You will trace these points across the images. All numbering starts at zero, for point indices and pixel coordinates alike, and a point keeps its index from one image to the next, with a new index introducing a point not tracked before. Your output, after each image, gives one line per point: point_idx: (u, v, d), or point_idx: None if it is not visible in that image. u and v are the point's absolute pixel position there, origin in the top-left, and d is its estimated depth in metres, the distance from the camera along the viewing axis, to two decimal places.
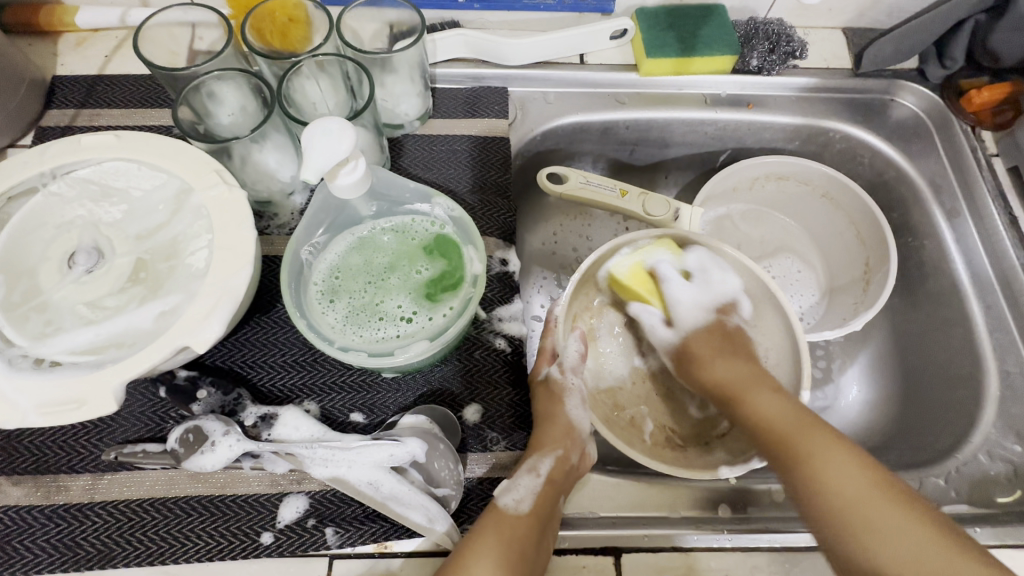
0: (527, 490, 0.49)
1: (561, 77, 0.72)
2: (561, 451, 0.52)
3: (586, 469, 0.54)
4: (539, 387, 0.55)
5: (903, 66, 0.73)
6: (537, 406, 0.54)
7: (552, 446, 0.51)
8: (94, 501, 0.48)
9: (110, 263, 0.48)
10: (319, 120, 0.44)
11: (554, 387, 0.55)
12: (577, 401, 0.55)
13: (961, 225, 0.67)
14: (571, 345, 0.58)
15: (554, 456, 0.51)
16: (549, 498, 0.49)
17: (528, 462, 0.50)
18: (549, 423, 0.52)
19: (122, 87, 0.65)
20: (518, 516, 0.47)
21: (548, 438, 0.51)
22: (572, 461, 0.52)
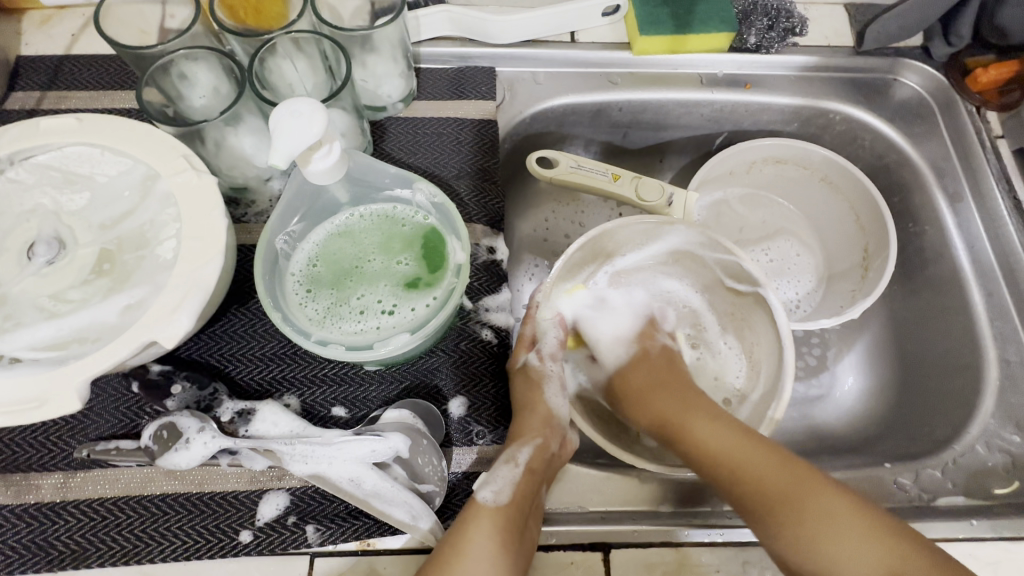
0: (505, 481, 0.49)
1: (551, 56, 0.69)
2: (540, 440, 0.52)
3: (568, 456, 0.54)
4: (518, 374, 0.56)
5: (908, 43, 0.70)
6: (516, 393, 0.55)
7: (531, 435, 0.51)
8: (65, 500, 0.47)
9: (72, 254, 0.46)
10: (288, 101, 0.42)
11: (532, 373, 0.56)
12: (552, 389, 0.57)
13: (964, 210, 0.65)
14: (552, 330, 0.60)
15: (534, 444, 0.51)
16: (529, 487, 0.49)
17: (505, 453, 0.49)
18: (528, 411, 0.53)
19: (89, 68, 0.62)
20: (499, 508, 0.47)
21: (528, 426, 0.52)
22: (552, 449, 0.52)
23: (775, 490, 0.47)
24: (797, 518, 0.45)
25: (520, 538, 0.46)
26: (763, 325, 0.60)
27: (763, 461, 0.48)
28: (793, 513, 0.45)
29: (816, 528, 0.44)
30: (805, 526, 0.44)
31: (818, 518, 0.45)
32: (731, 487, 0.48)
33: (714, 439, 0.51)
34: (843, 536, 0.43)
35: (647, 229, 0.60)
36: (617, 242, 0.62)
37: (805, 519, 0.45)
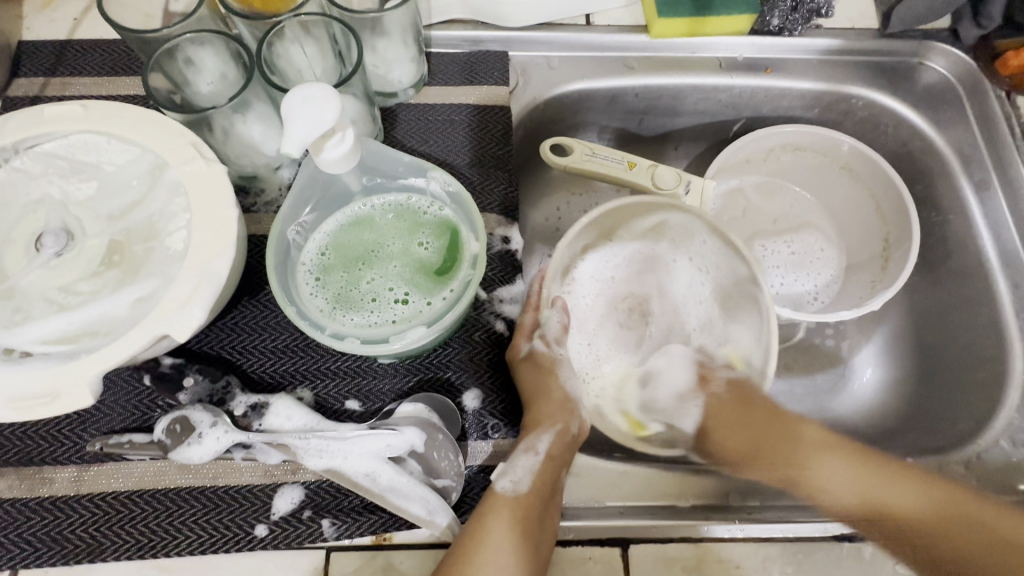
0: (524, 471, 0.48)
1: (565, 40, 0.67)
2: (559, 425, 0.51)
3: (583, 440, 0.54)
4: (522, 364, 0.53)
5: (935, 25, 0.68)
6: (525, 382, 0.52)
7: (549, 422, 0.50)
8: (79, 493, 0.46)
9: (81, 245, 0.45)
10: (302, 86, 0.40)
11: (539, 360, 0.53)
12: (568, 371, 0.56)
13: (992, 199, 0.63)
14: (553, 317, 0.57)
15: (553, 431, 0.50)
16: (548, 476, 0.48)
17: (525, 441, 0.49)
18: (545, 399, 0.51)
19: (93, 52, 0.60)
20: (519, 498, 0.46)
21: (546, 414, 0.51)
22: (571, 433, 0.52)
23: (829, 477, 0.50)
24: (828, 478, 0.50)
25: (539, 528, 0.45)
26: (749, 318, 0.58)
27: (783, 425, 0.53)
28: (819, 461, 0.51)
29: (836, 480, 0.50)
30: (869, 513, 0.48)
31: (836, 472, 0.50)
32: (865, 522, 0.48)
33: (757, 420, 0.54)
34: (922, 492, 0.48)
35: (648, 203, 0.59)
36: (612, 219, 0.60)
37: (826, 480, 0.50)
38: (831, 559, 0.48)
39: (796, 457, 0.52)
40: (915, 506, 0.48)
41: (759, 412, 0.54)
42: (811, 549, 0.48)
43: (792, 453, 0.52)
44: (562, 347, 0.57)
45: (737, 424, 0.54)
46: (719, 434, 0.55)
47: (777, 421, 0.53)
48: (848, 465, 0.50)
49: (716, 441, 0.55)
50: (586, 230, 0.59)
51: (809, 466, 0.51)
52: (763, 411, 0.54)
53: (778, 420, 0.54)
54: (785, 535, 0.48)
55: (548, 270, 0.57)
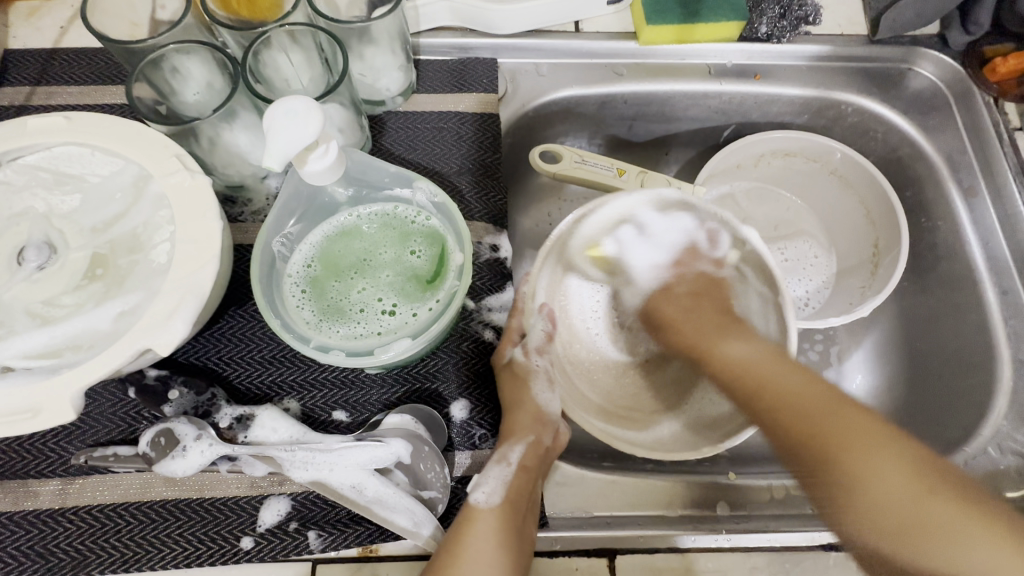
0: (497, 481, 0.48)
1: (555, 47, 0.67)
2: (533, 437, 0.50)
3: (559, 450, 0.53)
4: (503, 373, 0.53)
5: (924, 31, 0.68)
6: (503, 392, 0.52)
7: (522, 432, 0.49)
8: (64, 507, 0.46)
9: (65, 259, 0.45)
10: (283, 100, 0.40)
11: (518, 369, 0.53)
12: (542, 384, 0.53)
13: (980, 206, 0.63)
14: (538, 324, 0.55)
15: (525, 442, 0.49)
16: (522, 484, 0.48)
17: (498, 452, 0.48)
18: (519, 409, 0.50)
19: (79, 62, 0.60)
20: (495, 509, 0.46)
21: (519, 425, 0.50)
22: (545, 444, 0.51)
23: (842, 442, 0.42)
24: (882, 478, 0.40)
25: (519, 538, 0.45)
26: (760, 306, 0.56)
27: (901, 468, 0.41)
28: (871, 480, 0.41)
29: (886, 491, 0.40)
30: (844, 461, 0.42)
31: (890, 478, 0.40)
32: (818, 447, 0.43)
33: (813, 393, 0.45)
34: (955, 525, 0.38)
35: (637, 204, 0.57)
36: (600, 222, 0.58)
37: (828, 441, 0.43)
38: (819, 568, 0.48)
39: (839, 436, 0.43)
40: (884, 484, 0.40)
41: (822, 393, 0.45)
42: (799, 558, 0.48)
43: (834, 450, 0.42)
44: (542, 357, 0.55)
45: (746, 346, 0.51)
46: (779, 391, 0.46)
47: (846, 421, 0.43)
48: (878, 447, 0.42)
49: (788, 426, 0.45)
50: (594, 227, 0.58)
51: (782, 399, 0.46)
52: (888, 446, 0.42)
53: (837, 412, 0.44)
54: (771, 544, 0.48)
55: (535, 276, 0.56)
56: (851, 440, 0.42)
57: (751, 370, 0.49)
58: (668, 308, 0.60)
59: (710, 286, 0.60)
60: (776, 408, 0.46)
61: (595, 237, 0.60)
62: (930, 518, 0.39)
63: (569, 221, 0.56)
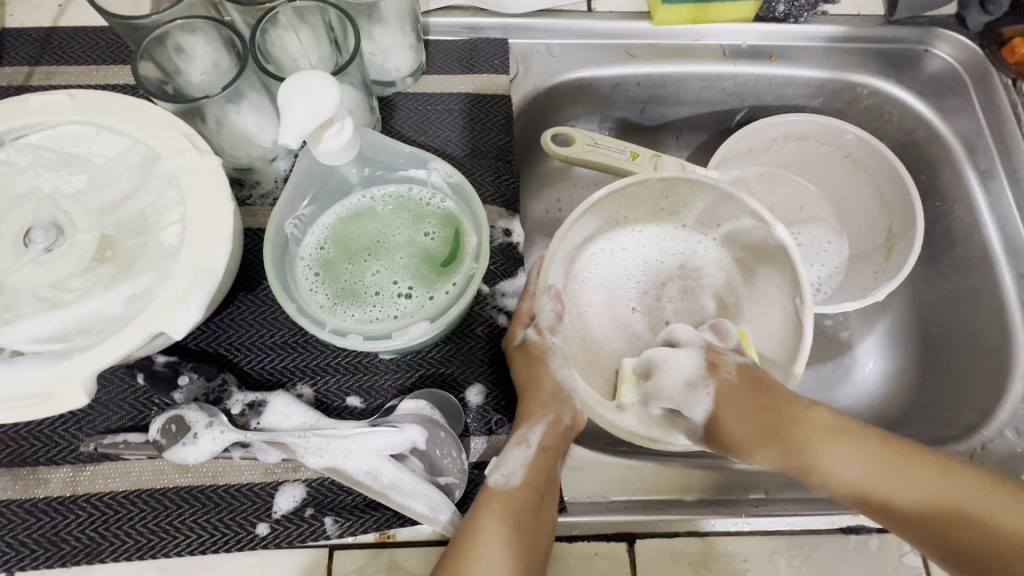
0: (517, 463, 0.47)
1: (566, 27, 0.66)
2: (552, 416, 0.50)
3: (578, 431, 0.52)
4: (516, 353, 0.52)
5: (941, 12, 0.67)
6: (520, 373, 0.51)
7: (541, 413, 0.49)
8: (76, 494, 0.45)
9: (71, 240, 0.43)
10: (297, 74, 0.39)
11: (534, 350, 0.51)
12: (560, 360, 0.52)
13: (997, 188, 0.63)
14: (548, 305, 0.52)
15: (545, 422, 0.49)
16: (542, 466, 0.47)
17: (517, 434, 0.48)
18: (538, 390, 0.50)
19: (79, 41, 0.58)
20: (512, 490, 0.46)
21: (537, 406, 0.49)
22: (565, 423, 0.50)
23: (804, 428, 0.47)
24: (839, 453, 0.45)
25: (536, 519, 0.44)
26: (772, 283, 0.57)
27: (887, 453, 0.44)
28: (825, 454, 0.45)
29: (847, 474, 0.44)
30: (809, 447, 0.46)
31: (849, 455, 0.45)
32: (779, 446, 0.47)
33: (754, 395, 0.49)
34: (894, 466, 0.43)
35: (666, 185, 0.57)
36: (627, 199, 0.58)
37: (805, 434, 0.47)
38: (839, 551, 0.47)
39: (804, 431, 0.47)
40: (852, 467, 0.44)
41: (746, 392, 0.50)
42: (818, 541, 0.48)
43: (802, 442, 0.47)
44: (557, 336, 0.52)
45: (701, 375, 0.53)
46: (737, 405, 0.49)
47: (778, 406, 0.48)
48: (881, 451, 0.44)
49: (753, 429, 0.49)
50: (612, 207, 0.58)
51: (817, 450, 0.46)
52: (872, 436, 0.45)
53: (778, 400, 0.48)
54: (791, 527, 0.48)
55: (550, 255, 0.53)
56: (810, 439, 0.46)
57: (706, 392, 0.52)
58: (727, 413, 0.50)
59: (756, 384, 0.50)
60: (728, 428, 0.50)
61: (615, 215, 0.59)
62: (908, 469, 0.43)
63: (598, 197, 0.55)
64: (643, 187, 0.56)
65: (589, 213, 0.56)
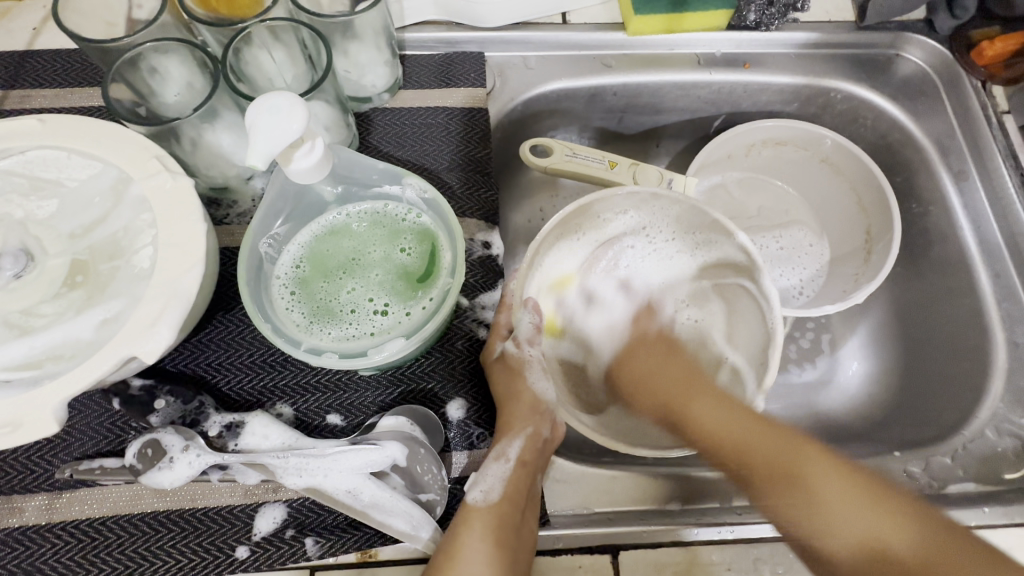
0: (496, 479, 0.47)
1: (541, 39, 0.66)
2: (531, 429, 0.50)
3: (556, 444, 0.52)
4: (495, 366, 0.51)
5: (910, 17, 0.68)
6: (498, 386, 0.51)
7: (521, 426, 0.49)
8: (52, 522, 0.45)
9: (42, 266, 0.43)
10: (267, 95, 0.39)
11: (511, 362, 0.51)
12: (537, 373, 0.53)
13: (970, 190, 0.63)
14: (526, 318, 0.54)
15: (523, 436, 0.49)
16: (521, 481, 0.47)
17: (496, 449, 0.48)
18: (515, 402, 0.50)
19: (53, 64, 0.58)
20: (492, 506, 0.45)
21: (517, 418, 0.49)
22: (544, 437, 0.50)
23: (803, 463, 0.44)
24: (835, 514, 0.41)
25: (516, 535, 0.44)
26: (745, 297, 0.58)
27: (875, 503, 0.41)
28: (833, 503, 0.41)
29: (840, 520, 0.40)
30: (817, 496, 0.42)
31: (841, 503, 0.41)
32: (763, 480, 0.44)
33: (736, 424, 0.47)
34: (868, 515, 0.40)
35: (637, 197, 0.58)
36: (598, 215, 0.59)
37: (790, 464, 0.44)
38: None
39: (765, 450, 0.45)
40: (836, 511, 0.41)
41: (826, 463, 0.43)
42: None
43: (796, 478, 0.43)
44: (535, 347, 0.54)
45: (715, 413, 0.49)
46: (757, 451, 0.45)
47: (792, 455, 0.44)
48: (842, 478, 0.42)
49: (747, 462, 0.45)
50: (586, 220, 0.59)
51: (800, 473, 0.43)
52: (780, 433, 0.46)
53: (782, 439, 0.45)
54: (775, 535, 0.48)
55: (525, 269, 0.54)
56: (798, 465, 0.44)
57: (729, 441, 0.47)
58: (635, 362, 0.57)
59: (668, 341, 0.59)
60: (745, 449, 0.46)
61: (587, 227, 0.60)
62: (862, 501, 0.41)
63: (567, 212, 0.56)
64: (612, 202, 0.57)
65: (561, 227, 0.57)
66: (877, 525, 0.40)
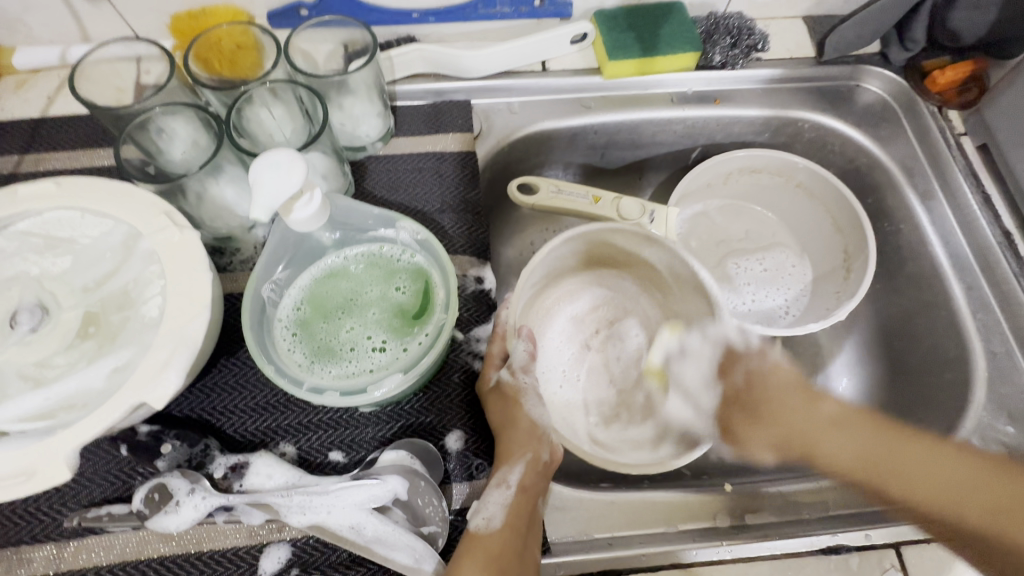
0: (497, 505, 0.48)
1: (523, 86, 0.71)
2: (530, 454, 0.51)
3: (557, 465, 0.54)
4: (489, 395, 0.54)
5: (866, 51, 0.73)
6: (492, 414, 0.53)
7: (519, 453, 0.50)
8: (60, 571, 0.45)
9: (56, 319, 0.45)
10: (268, 152, 0.42)
11: (506, 391, 0.54)
12: (533, 400, 0.56)
13: (937, 207, 0.67)
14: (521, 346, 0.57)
15: (524, 462, 0.50)
16: (522, 506, 0.48)
17: (496, 476, 0.49)
18: (512, 428, 0.52)
19: (66, 128, 0.62)
20: (494, 534, 0.46)
21: (515, 445, 0.51)
22: (544, 460, 0.52)
23: (884, 472, 0.52)
24: (939, 472, 0.50)
25: (520, 560, 0.45)
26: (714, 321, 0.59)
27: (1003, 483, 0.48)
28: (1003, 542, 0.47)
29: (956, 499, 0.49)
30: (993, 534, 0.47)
31: (941, 467, 0.50)
32: (873, 491, 0.53)
33: (847, 442, 0.55)
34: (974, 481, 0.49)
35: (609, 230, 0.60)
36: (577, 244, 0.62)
37: (909, 483, 0.51)
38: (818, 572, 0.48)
39: (890, 463, 0.52)
40: (957, 496, 0.49)
41: (968, 468, 0.50)
42: (800, 562, 0.49)
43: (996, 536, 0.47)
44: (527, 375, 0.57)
45: (837, 411, 0.57)
46: (826, 453, 0.55)
47: (944, 474, 0.50)
48: (987, 485, 0.49)
49: (891, 484, 0.51)
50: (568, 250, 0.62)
51: (818, 448, 0.56)
52: (938, 451, 0.51)
53: (900, 440, 0.53)
54: (772, 552, 0.49)
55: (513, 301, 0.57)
56: (894, 465, 0.52)
57: (868, 458, 0.53)
58: (761, 386, 0.60)
59: (748, 393, 0.61)
60: (829, 462, 0.55)
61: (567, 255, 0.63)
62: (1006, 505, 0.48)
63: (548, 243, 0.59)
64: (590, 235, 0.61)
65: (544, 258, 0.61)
66: (980, 489, 0.49)
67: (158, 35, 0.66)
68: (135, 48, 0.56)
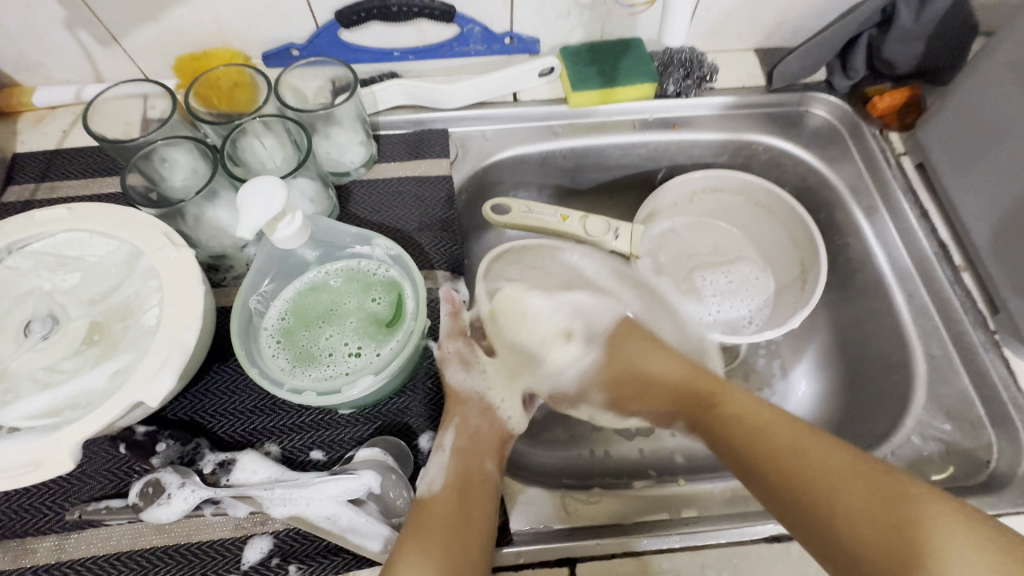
0: (436, 469, 0.55)
1: (496, 115, 0.77)
2: (459, 419, 0.59)
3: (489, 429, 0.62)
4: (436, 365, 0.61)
5: (813, 79, 0.79)
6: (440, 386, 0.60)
7: (450, 418, 0.58)
8: (60, 561, 0.49)
9: (65, 328, 0.51)
10: (253, 180, 0.48)
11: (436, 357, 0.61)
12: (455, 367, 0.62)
13: (880, 222, 0.72)
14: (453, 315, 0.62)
15: (453, 426, 0.58)
16: (460, 466, 0.56)
17: (432, 440, 0.57)
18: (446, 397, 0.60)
19: (78, 159, 0.69)
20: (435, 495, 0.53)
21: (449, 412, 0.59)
22: (473, 425, 0.60)
23: (805, 472, 0.50)
24: (834, 493, 0.47)
25: (465, 512, 0.52)
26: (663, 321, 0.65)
27: (892, 500, 0.45)
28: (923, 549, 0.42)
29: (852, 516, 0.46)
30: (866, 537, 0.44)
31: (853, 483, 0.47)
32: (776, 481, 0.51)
33: (822, 452, 0.50)
34: (944, 530, 0.42)
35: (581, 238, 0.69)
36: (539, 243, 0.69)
37: (811, 479, 0.49)
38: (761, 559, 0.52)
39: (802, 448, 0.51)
40: (852, 512, 0.46)
41: (855, 482, 0.47)
42: (745, 551, 0.52)
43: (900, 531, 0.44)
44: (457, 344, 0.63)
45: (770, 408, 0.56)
46: (784, 448, 0.52)
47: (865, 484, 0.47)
48: (869, 493, 0.46)
49: (792, 487, 0.50)
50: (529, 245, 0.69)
51: (801, 464, 0.50)
52: (842, 452, 0.50)
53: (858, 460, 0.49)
54: (719, 541, 0.52)
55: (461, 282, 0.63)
56: (816, 460, 0.50)
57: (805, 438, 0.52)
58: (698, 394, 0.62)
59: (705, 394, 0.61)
60: (777, 451, 0.52)
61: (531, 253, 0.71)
62: (906, 530, 0.43)
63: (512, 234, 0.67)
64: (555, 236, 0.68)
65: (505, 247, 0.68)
66: (871, 512, 0.45)
67: (164, 74, 0.73)
68: (143, 87, 0.63)
